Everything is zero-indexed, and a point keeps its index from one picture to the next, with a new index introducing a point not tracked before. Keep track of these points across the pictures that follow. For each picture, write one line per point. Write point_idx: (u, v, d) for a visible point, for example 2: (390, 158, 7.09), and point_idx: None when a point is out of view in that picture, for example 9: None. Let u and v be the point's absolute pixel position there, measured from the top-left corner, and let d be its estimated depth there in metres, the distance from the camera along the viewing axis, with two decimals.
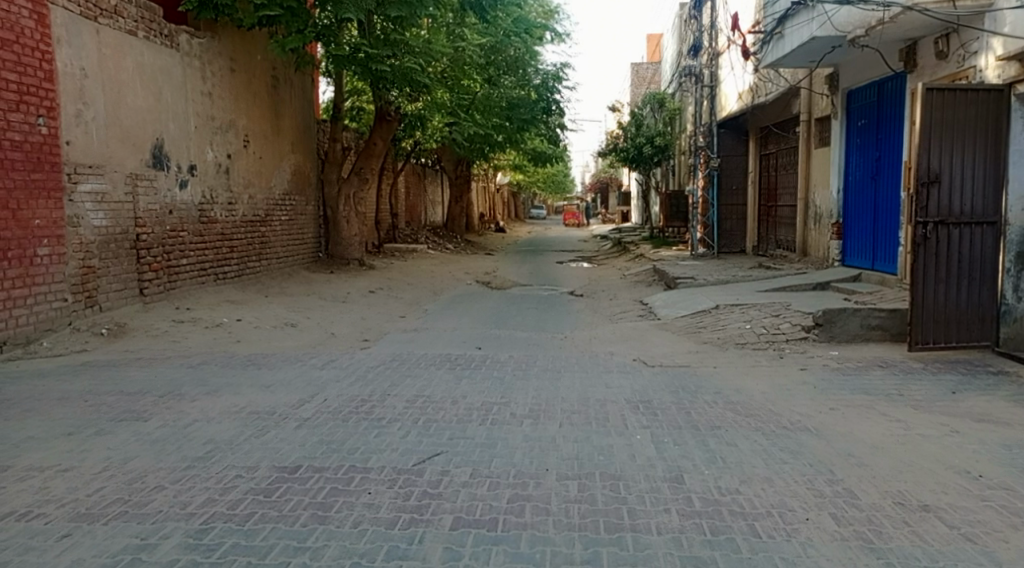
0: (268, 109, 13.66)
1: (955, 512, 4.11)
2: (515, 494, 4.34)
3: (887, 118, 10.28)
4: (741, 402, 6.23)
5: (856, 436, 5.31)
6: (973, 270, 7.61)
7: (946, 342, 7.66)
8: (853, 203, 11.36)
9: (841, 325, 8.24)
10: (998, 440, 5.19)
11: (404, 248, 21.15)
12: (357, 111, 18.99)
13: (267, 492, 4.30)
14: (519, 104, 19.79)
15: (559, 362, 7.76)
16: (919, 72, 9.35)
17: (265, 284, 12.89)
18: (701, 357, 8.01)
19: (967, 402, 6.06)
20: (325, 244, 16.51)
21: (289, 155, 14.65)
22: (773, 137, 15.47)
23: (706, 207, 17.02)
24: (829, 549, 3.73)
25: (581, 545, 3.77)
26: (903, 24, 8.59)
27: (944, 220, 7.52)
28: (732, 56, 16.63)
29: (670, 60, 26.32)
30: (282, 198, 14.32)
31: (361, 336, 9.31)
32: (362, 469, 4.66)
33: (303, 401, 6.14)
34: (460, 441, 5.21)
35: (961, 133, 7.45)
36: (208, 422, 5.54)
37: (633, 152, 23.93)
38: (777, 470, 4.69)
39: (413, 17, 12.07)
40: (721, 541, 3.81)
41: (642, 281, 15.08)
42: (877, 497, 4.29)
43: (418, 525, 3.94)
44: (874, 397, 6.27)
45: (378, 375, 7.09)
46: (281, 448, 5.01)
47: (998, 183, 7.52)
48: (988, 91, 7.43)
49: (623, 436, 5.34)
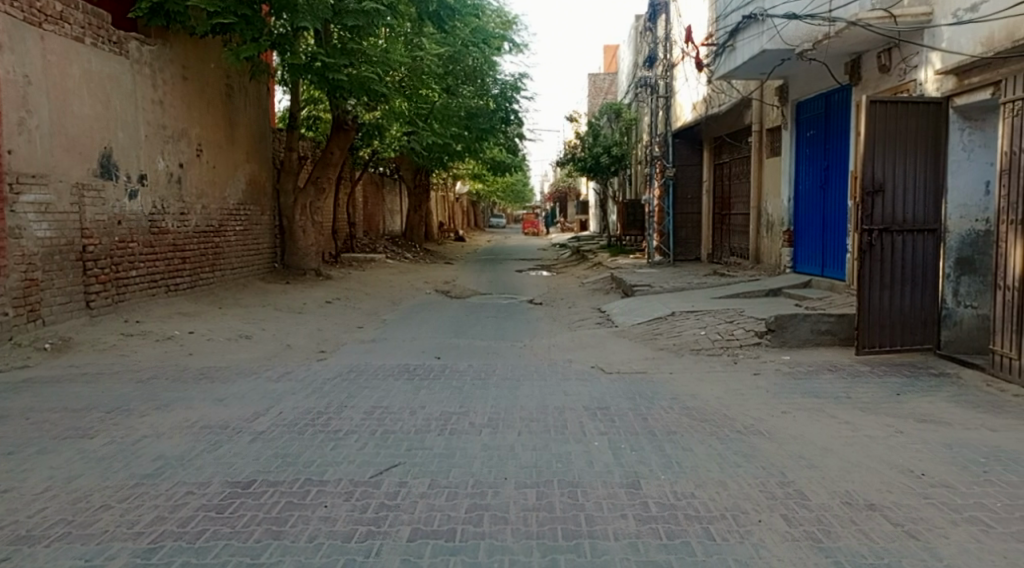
0: (222, 117, 13.50)
1: (900, 510, 4.24)
2: (473, 504, 4.35)
3: (834, 129, 10.57)
4: (696, 408, 6.32)
5: (806, 438, 5.44)
6: (915, 275, 7.86)
7: (892, 345, 7.86)
8: (802, 211, 11.64)
9: (792, 330, 8.48)
10: (940, 439, 5.36)
11: (361, 258, 21.01)
12: (313, 120, 19.07)
13: (219, 508, 4.25)
14: (477, 114, 19.81)
15: (518, 371, 7.79)
16: (863, 84, 9.61)
17: (218, 295, 12.67)
18: (658, 363, 8.12)
19: (911, 404, 6.25)
20: (281, 254, 16.31)
21: (243, 165, 14.48)
22: (726, 146, 15.76)
23: (662, 215, 17.13)
24: (781, 550, 3.82)
25: (539, 552, 3.80)
26: (848, 39, 8.83)
27: (889, 228, 7.75)
28: (686, 67, 17.13)
29: (628, 72, 26.45)
30: (235, 209, 14.13)
31: (318, 347, 9.22)
32: (317, 482, 4.63)
33: (258, 414, 6.06)
34: (418, 451, 5.21)
35: (903, 145, 7.69)
36: (157, 438, 5.45)
37: (591, 161, 24.14)
38: (732, 474, 4.79)
39: (370, 27, 12.10)
40: (677, 545, 3.87)
41: (600, 289, 15.22)
42: (826, 498, 4.41)
43: (375, 537, 3.93)
44: (823, 400, 6.44)
45: (334, 386, 7.04)
46: (233, 462, 4.95)
47: (939, 192, 7.77)
48: (927, 104, 7.68)
49: (581, 443, 5.39)
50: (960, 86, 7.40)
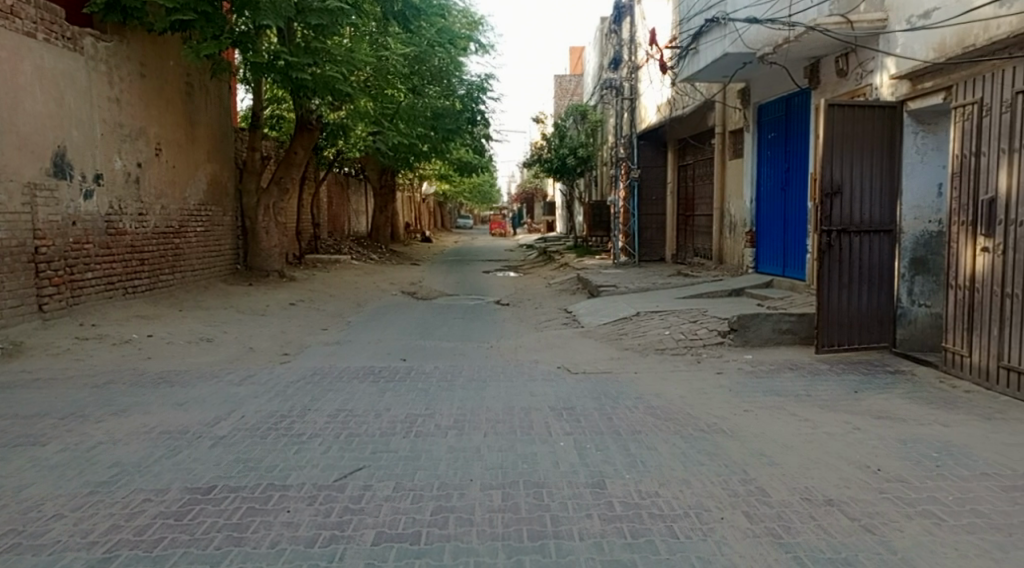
0: (182, 116, 13.31)
1: (857, 506, 4.34)
2: (439, 506, 4.35)
3: (794, 132, 10.76)
4: (660, 407, 6.40)
5: (767, 436, 5.54)
6: (872, 275, 8.04)
7: (850, 343, 8.03)
8: (764, 212, 11.84)
9: (754, 330, 8.60)
10: (896, 435, 5.50)
11: (326, 259, 20.85)
12: (277, 119, 19.04)
13: (177, 515, 4.20)
14: (443, 114, 19.63)
15: (484, 372, 7.80)
16: (822, 88, 9.79)
17: (179, 297, 12.49)
18: (623, 363, 8.19)
19: (868, 401, 6.40)
20: (243, 255, 16.12)
21: (204, 164, 14.29)
22: (690, 148, 15.94)
23: (627, 217, 17.28)
24: (742, 547, 3.89)
25: (504, 554, 3.82)
26: (807, 44, 8.99)
27: (846, 229, 7.92)
28: (651, 70, 17.30)
29: (593, 73, 26.56)
30: (196, 209, 13.93)
31: (281, 350, 9.14)
32: (280, 487, 4.59)
33: (219, 418, 6.00)
34: (384, 454, 5.20)
35: (860, 148, 7.86)
36: (114, 444, 5.36)
37: (557, 162, 24.24)
38: (695, 472, 4.86)
39: (334, 26, 11.97)
40: (641, 544, 3.92)
41: (566, 289, 15.29)
42: (786, 494, 4.50)
43: (339, 542, 3.92)
44: (784, 398, 6.55)
45: (298, 389, 6.99)
46: (193, 468, 4.89)
47: (894, 194, 7.96)
48: (882, 107, 7.86)
49: (547, 443, 5.42)
50: (913, 91, 7.58)
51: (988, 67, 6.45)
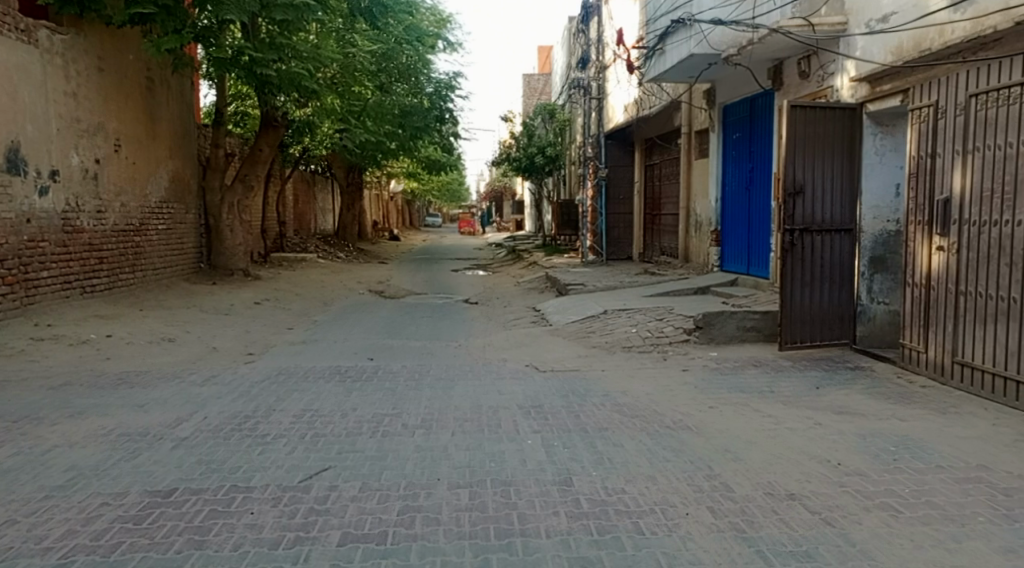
0: (143, 111, 13.10)
1: (817, 499, 4.43)
2: (405, 506, 4.35)
3: (758, 132, 10.92)
4: (627, 404, 6.46)
5: (731, 432, 5.63)
6: (833, 273, 8.20)
7: (812, 340, 8.18)
8: (729, 211, 12.00)
9: (719, 328, 8.70)
10: (856, 430, 5.62)
11: (292, 258, 20.67)
12: (241, 115, 18.85)
13: (136, 519, 4.15)
14: (411, 112, 19.63)
15: (452, 371, 7.81)
16: (784, 89, 9.95)
17: (139, 296, 12.29)
18: (590, 361, 8.25)
19: (829, 397, 6.53)
20: (207, 254, 15.92)
21: (166, 161, 14.09)
22: (656, 148, 16.09)
23: (595, 216, 17.23)
24: (706, 542, 3.95)
25: (472, 553, 3.84)
26: (770, 46, 9.13)
27: (809, 228, 8.06)
28: (618, 70, 17.46)
29: (561, 71, 26.46)
30: (158, 207, 13.73)
31: (245, 350, 9.06)
32: (244, 489, 4.56)
33: (181, 420, 5.93)
34: (350, 454, 5.18)
35: (822, 149, 8.01)
36: (71, 448, 5.28)
37: (525, 161, 24.29)
38: (660, 468, 4.92)
39: (300, 21, 11.84)
40: (607, 541, 3.97)
41: (534, 288, 15.34)
42: (749, 489, 4.58)
43: (304, 543, 3.91)
44: (748, 395, 6.66)
45: (262, 390, 6.93)
46: (153, 471, 4.83)
47: (854, 194, 8.14)
48: (843, 109, 8.01)
49: (515, 442, 5.45)
50: (872, 93, 7.74)
51: (943, 71, 6.62)
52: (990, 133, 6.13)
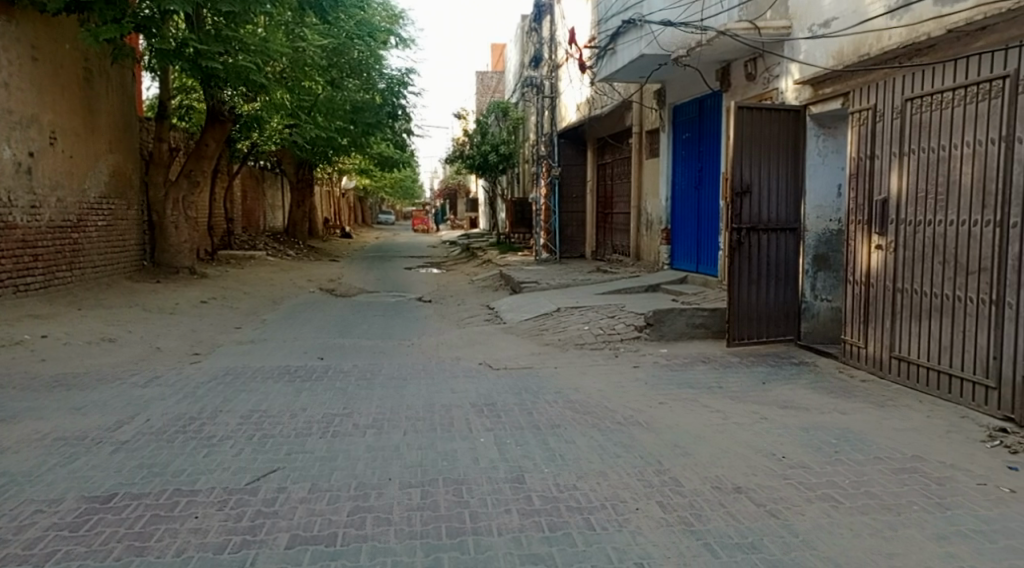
0: (80, 103, 12.73)
1: (762, 492, 4.55)
2: (356, 506, 4.34)
3: (707, 133, 11.10)
4: (579, 401, 6.53)
5: (681, 428, 5.73)
6: (779, 271, 8.39)
7: (759, 337, 8.37)
8: (678, 210, 12.19)
9: (669, 324, 8.84)
10: (800, 423, 5.77)
11: (241, 256, 20.31)
12: (186, 110, 18.46)
13: (73, 527, 4.05)
14: (361, 107, 19.34)
15: (405, 370, 7.78)
16: (732, 91, 10.14)
17: (78, 295, 11.95)
18: (543, 358, 8.31)
19: (775, 391, 6.69)
20: (151, 251, 15.56)
21: (106, 155, 13.72)
22: (609, 147, 16.23)
23: (549, 213, 17.59)
24: (655, 536, 4.02)
25: (423, 552, 3.84)
26: (718, 48, 9.30)
27: (755, 227, 8.23)
28: (571, 69, 17.54)
29: (515, 70, 26.37)
30: (97, 202, 13.37)
31: (189, 350, 8.89)
32: (188, 493, 4.48)
33: (122, 422, 5.80)
34: (300, 455, 5.13)
35: (768, 149, 8.17)
36: (4, 453, 5.12)
37: (479, 159, 24.23)
38: (611, 464, 4.98)
39: (246, 13, 11.62)
40: (558, 537, 4.01)
41: (488, 286, 15.36)
42: (698, 483, 4.67)
43: (250, 547, 3.86)
44: (696, 390, 6.78)
45: (208, 390, 6.81)
46: (92, 476, 4.72)
47: (798, 194, 8.34)
48: (788, 111, 8.19)
49: (467, 440, 5.46)
50: (815, 96, 7.94)
51: (881, 75, 6.83)
52: (925, 136, 6.34)
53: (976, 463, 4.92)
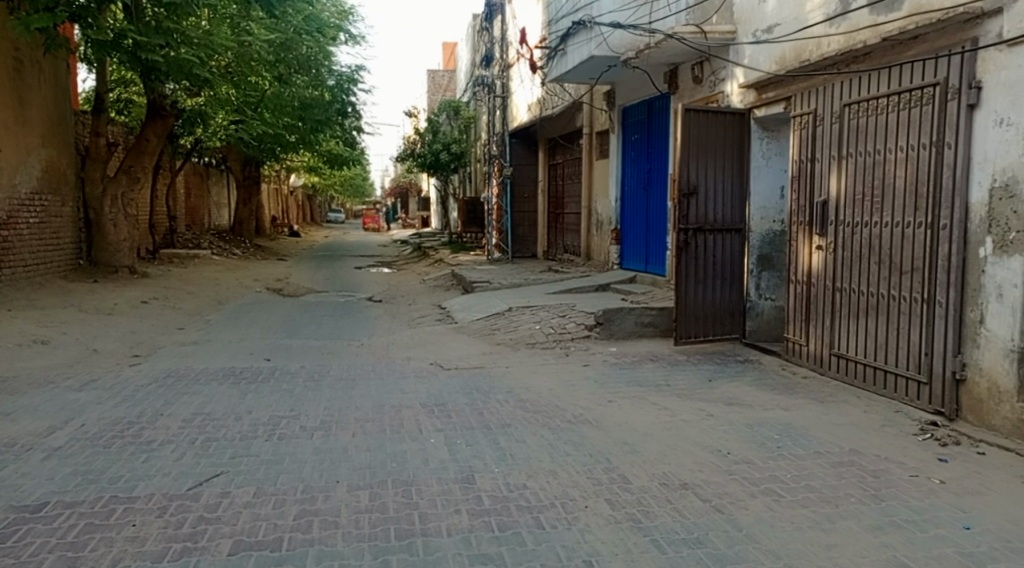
0: (10, 95, 12.29)
1: (708, 487, 4.63)
2: (302, 510, 4.28)
3: (656, 134, 11.26)
4: (529, 400, 6.55)
5: (629, 425, 5.80)
6: (725, 271, 8.55)
7: (706, 335, 8.52)
8: (627, 210, 12.33)
9: (619, 323, 8.94)
10: (744, 420, 5.90)
11: (183, 255, 19.83)
12: (125, 103, 18.00)
13: (1, 538, 3.91)
14: (310, 104, 19.04)
15: (354, 370, 7.70)
16: (679, 93, 10.29)
17: (9, 295, 11.54)
18: (494, 357, 8.32)
19: (721, 389, 6.82)
20: (88, 250, 15.09)
21: (38, 149, 13.27)
22: (560, 147, 16.31)
23: (501, 213, 17.67)
24: (603, 533, 4.06)
25: (371, 555, 3.81)
26: (666, 50, 9.48)
27: (702, 228, 8.37)
28: (522, 69, 17.60)
29: (467, 69, 26.26)
30: (29, 198, 12.93)
31: (129, 351, 8.66)
32: (126, 499, 4.37)
33: (55, 428, 5.62)
34: (245, 459, 5.05)
35: (714, 151, 8.32)
36: None
37: (431, 158, 24.07)
38: (561, 463, 5.01)
39: (188, 6, 11.32)
40: (507, 537, 4.02)
41: (440, 285, 15.30)
42: (645, 480, 4.73)
43: (191, 554, 3.78)
44: (645, 388, 6.87)
45: (149, 394, 6.64)
46: (23, 484, 4.56)
47: (743, 195, 8.52)
48: (733, 115, 8.36)
49: (417, 441, 5.43)
50: (760, 99, 8.10)
51: (821, 81, 7.01)
52: (862, 140, 6.53)
53: (910, 456, 5.09)
